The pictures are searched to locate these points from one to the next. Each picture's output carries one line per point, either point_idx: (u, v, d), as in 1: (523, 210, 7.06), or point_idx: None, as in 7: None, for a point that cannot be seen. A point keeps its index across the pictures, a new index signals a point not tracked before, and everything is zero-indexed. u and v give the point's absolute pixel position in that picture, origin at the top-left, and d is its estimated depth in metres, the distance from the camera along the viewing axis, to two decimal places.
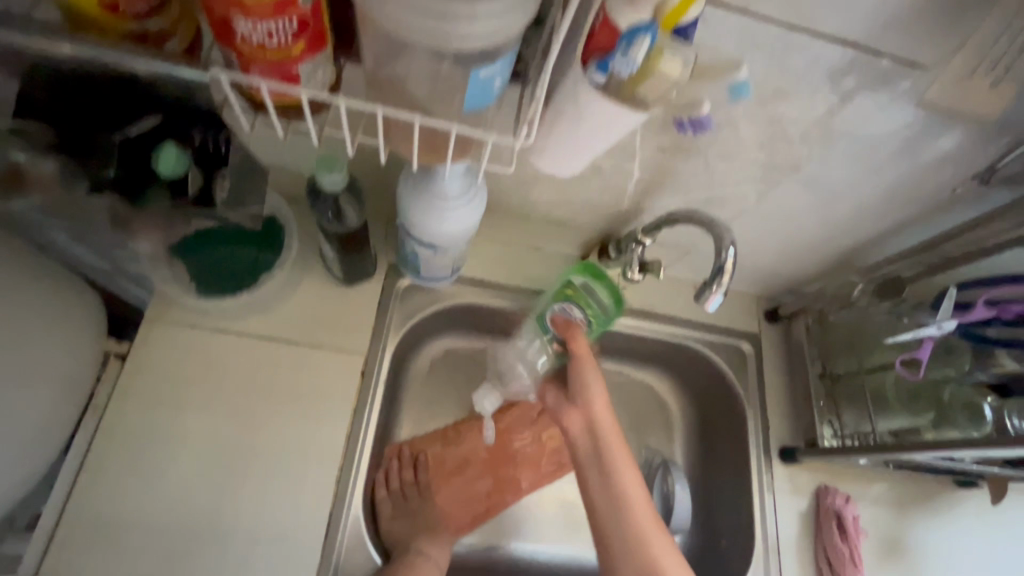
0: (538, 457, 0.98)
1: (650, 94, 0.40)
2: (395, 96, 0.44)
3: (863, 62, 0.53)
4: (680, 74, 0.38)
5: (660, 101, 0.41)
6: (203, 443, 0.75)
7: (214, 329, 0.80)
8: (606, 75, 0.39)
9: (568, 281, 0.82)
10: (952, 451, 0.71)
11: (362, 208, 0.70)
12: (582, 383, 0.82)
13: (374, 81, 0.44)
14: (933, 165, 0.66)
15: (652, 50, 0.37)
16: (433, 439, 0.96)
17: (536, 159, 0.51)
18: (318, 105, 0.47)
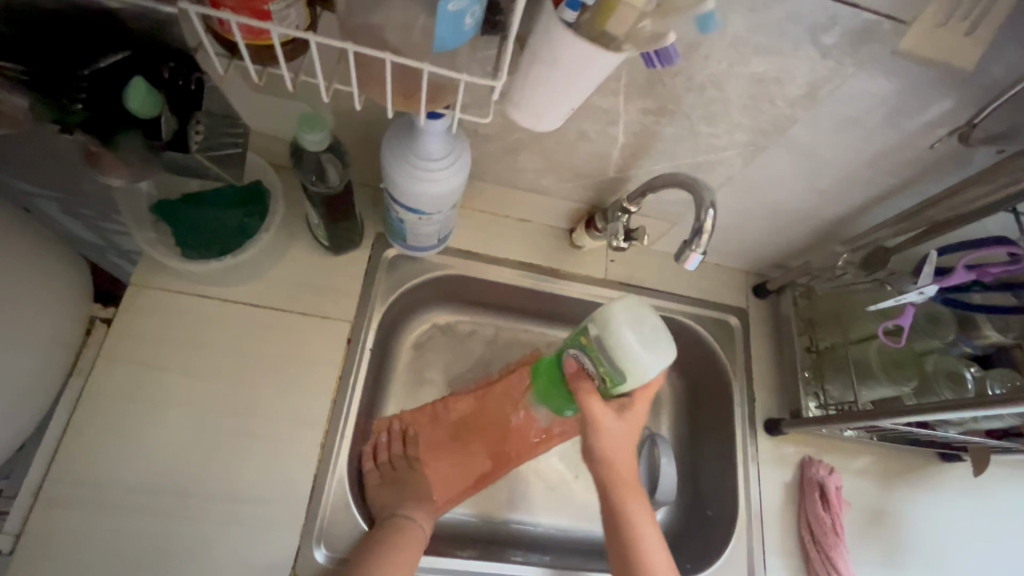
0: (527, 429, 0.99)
1: (621, 29, 0.40)
2: (369, 40, 0.44)
3: (844, 17, 0.52)
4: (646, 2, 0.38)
5: (633, 39, 0.41)
6: (189, 407, 0.76)
7: (200, 296, 0.80)
8: (577, 11, 0.39)
9: (583, 328, 0.69)
10: (931, 415, 0.71)
11: (345, 170, 0.69)
12: (598, 439, 0.72)
13: (348, 25, 0.44)
14: (915, 128, 0.66)
15: None
16: (423, 412, 0.96)
17: (516, 112, 0.51)
18: (294, 52, 0.47)
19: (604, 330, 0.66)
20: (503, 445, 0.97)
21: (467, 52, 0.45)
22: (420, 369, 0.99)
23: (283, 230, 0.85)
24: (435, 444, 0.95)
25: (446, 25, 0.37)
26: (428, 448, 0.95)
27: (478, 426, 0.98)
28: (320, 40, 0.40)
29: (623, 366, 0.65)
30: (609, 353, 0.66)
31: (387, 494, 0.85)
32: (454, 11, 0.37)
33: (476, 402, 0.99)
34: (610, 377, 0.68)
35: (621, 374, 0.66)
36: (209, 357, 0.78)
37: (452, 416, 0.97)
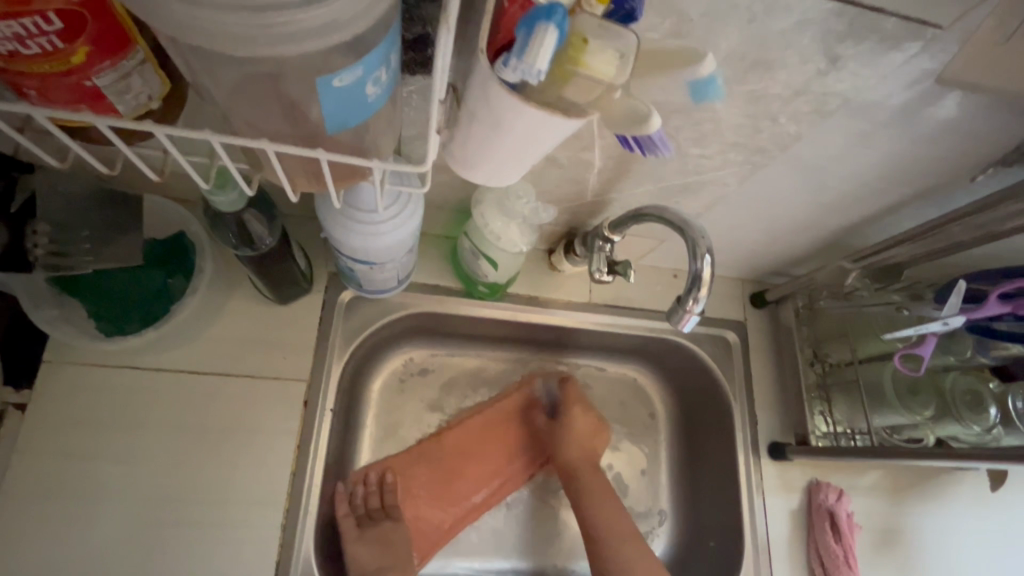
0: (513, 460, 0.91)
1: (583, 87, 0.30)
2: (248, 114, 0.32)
3: (867, 25, 0.42)
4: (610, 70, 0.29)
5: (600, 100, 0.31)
6: (127, 496, 0.66)
7: (127, 367, 0.70)
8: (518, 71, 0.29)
9: (465, 246, 0.72)
10: (970, 462, 0.65)
11: (274, 224, 0.59)
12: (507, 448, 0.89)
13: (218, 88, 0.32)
14: (939, 137, 0.56)
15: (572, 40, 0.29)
16: (403, 455, 0.87)
17: (463, 171, 0.41)
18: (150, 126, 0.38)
19: (471, 260, 0.73)
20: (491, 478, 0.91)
21: (385, 115, 0.33)
22: (394, 415, 0.88)
23: (219, 281, 0.74)
24: (423, 487, 0.87)
25: (339, 105, 0.28)
26: (411, 493, 0.86)
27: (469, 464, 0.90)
28: (171, 130, 0.31)
29: (499, 270, 0.71)
30: (482, 267, 0.72)
31: (370, 552, 0.77)
32: (346, 85, 0.27)
33: (462, 437, 0.90)
34: (498, 273, 0.72)
35: (502, 275, 0.73)
36: (143, 435, 0.68)
37: (439, 451, 0.89)
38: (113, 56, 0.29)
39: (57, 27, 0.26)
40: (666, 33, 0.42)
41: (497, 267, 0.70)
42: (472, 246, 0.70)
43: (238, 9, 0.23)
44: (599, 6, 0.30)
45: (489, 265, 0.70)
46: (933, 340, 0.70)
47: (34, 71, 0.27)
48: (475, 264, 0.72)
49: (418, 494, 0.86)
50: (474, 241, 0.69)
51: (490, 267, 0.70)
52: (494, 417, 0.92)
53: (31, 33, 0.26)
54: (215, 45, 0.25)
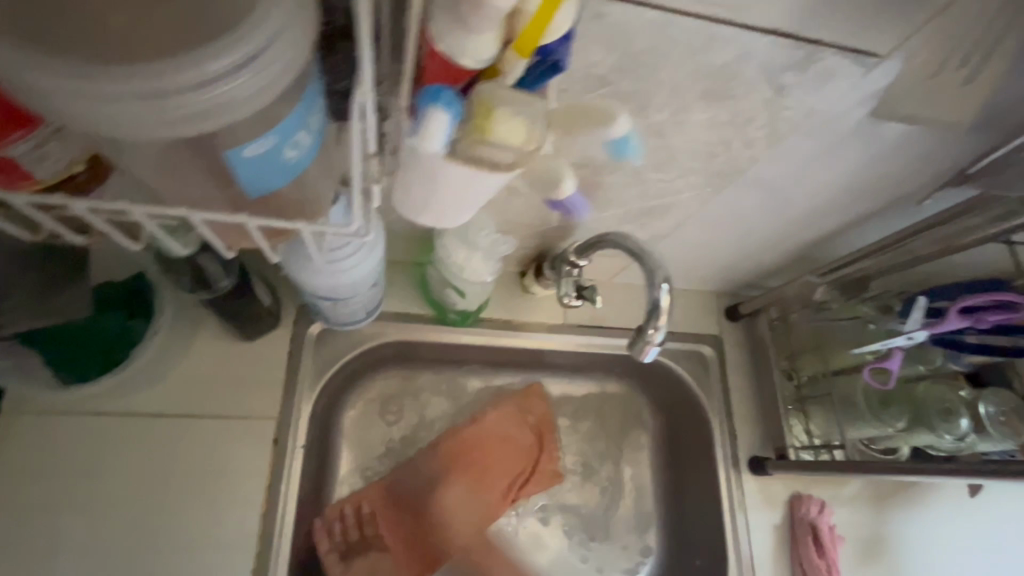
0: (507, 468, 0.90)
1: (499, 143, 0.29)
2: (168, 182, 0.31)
3: (807, 55, 0.42)
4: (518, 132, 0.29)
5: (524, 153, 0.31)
6: (90, 549, 0.64)
7: (89, 414, 0.68)
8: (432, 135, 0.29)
9: (432, 277, 0.71)
10: (942, 475, 0.65)
11: (231, 265, 0.58)
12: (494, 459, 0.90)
13: None
14: (893, 155, 0.57)
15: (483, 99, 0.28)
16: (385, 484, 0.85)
17: (408, 215, 0.40)
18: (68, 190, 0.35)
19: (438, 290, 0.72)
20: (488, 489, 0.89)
21: (319, 173, 0.33)
22: (371, 446, 0.87)
23: (182, 320, 0.73)
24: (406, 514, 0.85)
25: (258, 174, 0.27)
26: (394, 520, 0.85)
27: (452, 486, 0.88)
28: (90, 203, 0.30)
29: (467, 300, 0.71)
30: (449, 298, 0.71)
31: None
32: (260, 155, 0.26)
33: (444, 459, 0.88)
34: (466, 303, 0.72)
35: (470, 304, 0.72)
36: (106, 484, 0.66)
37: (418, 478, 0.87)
38: (24, 127, 0.27)
39: None
40: (610, 68, 0.42)
41: (465, 297, 0.70)
42: (439, 277, 0.70)
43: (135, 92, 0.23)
44: (522, 59, 0.28)
45: (457, 295, 0.70)
46: (902, 355, 0.71)
47: None
48: (443, 294, 0.72)
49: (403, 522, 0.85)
50: (440, 272, 0.68)
51: (458, 296, 0.70)
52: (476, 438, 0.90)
53: None
54: (118, 129, 0.24)
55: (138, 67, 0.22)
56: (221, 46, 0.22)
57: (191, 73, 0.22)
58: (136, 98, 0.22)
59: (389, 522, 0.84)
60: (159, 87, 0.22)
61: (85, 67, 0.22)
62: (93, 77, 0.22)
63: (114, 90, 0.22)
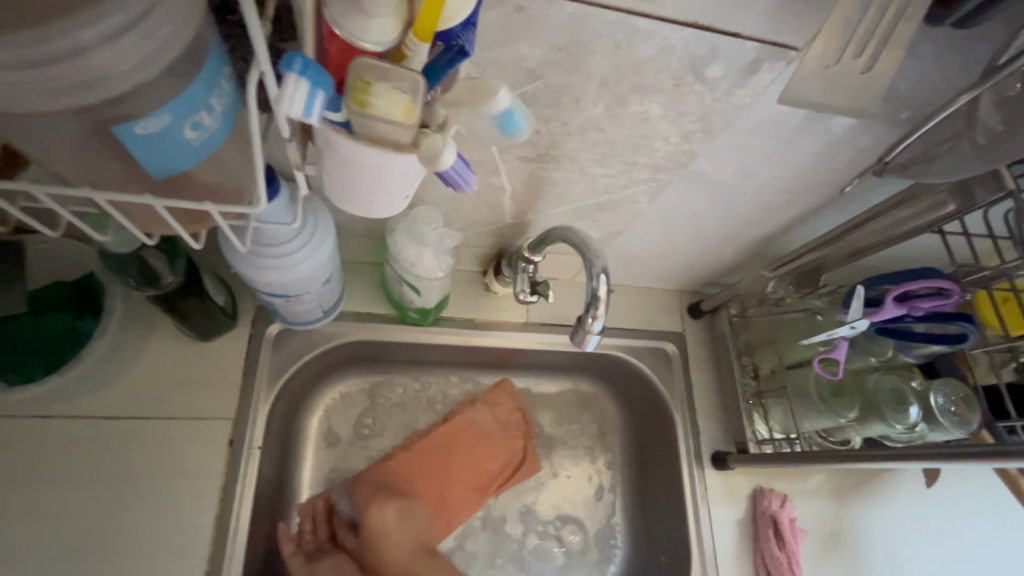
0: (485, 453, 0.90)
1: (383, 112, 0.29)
2: None
3: (727, 48, 0.43)
4: (398, 111, 0.29)
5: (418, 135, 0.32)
6: (37, 556, 0.63)
7: (38, 416, 0.67)
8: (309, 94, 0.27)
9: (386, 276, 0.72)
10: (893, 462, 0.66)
11: (176, 262, 0.57)
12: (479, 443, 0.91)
13: None
14: (832, 150, 0.58)
15: (357, 81, 0.29)
16: (359, 483, 0.84)
17: (339, 205, 0.40)
18: None
19: (395, 289, 0.73)
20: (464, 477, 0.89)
21: (231, 156, 0.33)
22: (334, 448, 0.86)
23: (135, 322, 0.72)
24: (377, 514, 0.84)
25: (152, 150, 0.27)
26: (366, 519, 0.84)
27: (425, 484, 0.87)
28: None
29: (422, 297, 0.71)
30: (406, 296, 0.72)
31: None
32: (155, 133, 0.27)
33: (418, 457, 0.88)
34: (424, 301, 0.72)
35: (428, 301, 0.73)
36: (54, 487, 0.65)
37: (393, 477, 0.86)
38: None
39: None
40: (538, 61, 0.43)
41: (420, 295, 0.71)
42: (394, 277, 0.70)
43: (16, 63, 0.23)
44: (423, 44, 0.29)
45: (411, 292, 0.70)
46: (845, 344, 0.71)
47: None
48: (399, 292, 0.72)
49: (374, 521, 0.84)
50: (395, 271, 0.68)
51: (414, 293, 0.70)
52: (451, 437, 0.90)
53: None
54: (0, 100, 0.24)
55: (16, 37, 0.22)
56: (99, 17, 0.23)
57: (69, 43, 0.23)
58: (12, 67, 0.23)
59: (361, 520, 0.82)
60: (36, 56, 0.22)
61: None
62: None
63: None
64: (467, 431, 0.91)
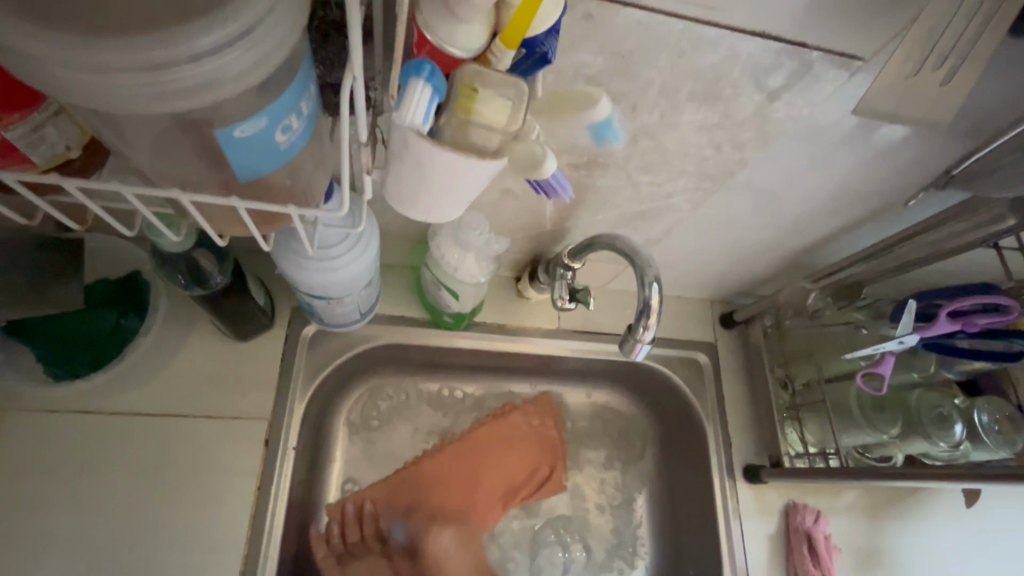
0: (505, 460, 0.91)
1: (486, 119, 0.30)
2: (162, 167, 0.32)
3: (792, 57, 0.43)
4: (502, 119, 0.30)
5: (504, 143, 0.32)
6: (79, 550, 0.64)
7: (81, 411, 0.68)
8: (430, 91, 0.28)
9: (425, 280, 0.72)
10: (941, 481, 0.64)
11: (224, 262, 0.58)
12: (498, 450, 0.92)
13: None
14: (886, 162, 0.57)
15: (466, 87, 0.30)
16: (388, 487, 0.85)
17: (401, 210, 0.40)
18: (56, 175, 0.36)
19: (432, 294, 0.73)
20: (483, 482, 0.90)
21: (308, 156, 0.33)
22: (363, 451, 0.86)
23: (176, 320, 0.73)
24: (404, 515, 0.86)
25: (248, 155, 0.28)
26: (395, 519, 0.86)
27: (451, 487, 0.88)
28: (82, 182, 0.29)
29: (461, 302, 0.71)
30: (444, 301, 0.72)
31: None
32: (250, 136, 0.27)
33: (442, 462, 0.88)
34: (462, 306, 0.72)
35: (466, 306, 0.73)
36: (95, 483, 0.66)
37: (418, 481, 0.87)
38: (20, 109, 0.28)
39: None
40: (601, 68, 0.43)
41: (459, 300, 0.71)
42: (433, 281, 0.70)
43: (128, 66, 0.23)
44: (509, 50, 0.29)
45: (450, 297, 0.70)
46: (891, 358, 0.69)
47: None
48: (437, 296, 0.72)
49: (401, 521, 0.86)
50: (435, 276, 0.68)
51: (452, 298, 0.70)
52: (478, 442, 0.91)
53: None
54: (107, 100, 0.24)
55: (130, 41, 0.23)
56: (209, 22, 0.23)
57: (180, 48, 0.23)
58: (125, 70, 0.23)
59: (386, 522, 0.85)
60: (149, 58, 0.23)
61: (79, 38, 0.23)
62: (88, 49, 0.22)
63: (108, 63, 0.23)
64: (490, 438, 0.92)
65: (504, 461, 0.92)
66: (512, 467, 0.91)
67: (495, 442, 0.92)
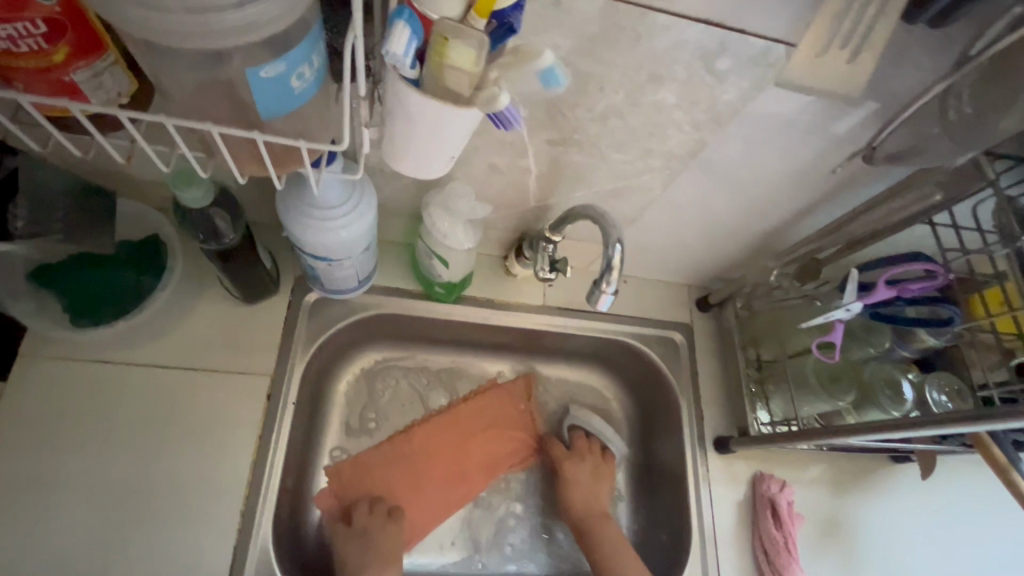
0: (501, 432, 0.96)
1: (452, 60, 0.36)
2: (198, 111, 0.39)
3: (734, 43, 0.50)
4: (462, 58, 0.36)
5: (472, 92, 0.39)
6: (95, 486, 0.70)
7: (102, 361, 0.74)
8: (405, 28, 0.35)
9: (418, 250, 0.78)
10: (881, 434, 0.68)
11: (238, 221, 0.65)
12: (491, 421, 0.97)
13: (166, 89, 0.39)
14: (832, 146, 0.64)
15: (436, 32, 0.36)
16: (381, 451, 0.90)
17: (395, 163, 0.47)
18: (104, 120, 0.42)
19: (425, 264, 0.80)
20: (480, 451, 0.95)
21: (316, 105, 0.40)
22: (357, 414, 0.92)
23: (189, 282, 0.79)
24: (398, 477, 0.90)
25: (268, 95, 0.34)
26: (389, 480, 0.90)
27: (442, 454, 0.93)
28: (134, 114, 0.36)
29: (451, 271, 0.78)
30: (436, 270, 0.78)
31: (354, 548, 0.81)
32: (273, 77, 0.34)
33: (437, 432, 0.94)
34: (453, 274, 0.79)
35: (456, 275, 0.79)
36: (110, 426, 0.72)
37: (413, 448, 0.92)
38: (88, 57, 0.35)
39: (44, 30, 0.32)
40: (570, 49, 0.50)
41: (450, 269, 0.77)
42: (425, 252, 0.77)
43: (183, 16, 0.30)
44: (481, 19, 0.36)
45: (440, 265, 0.77)
46: (841, 327, 0.76)
47: (20, 67, 0.33)
48: (429, 265, 0.79)
49: (395, 483, 0.90)
50: (428, 246, 0.75)
51: (442, 266, 0.76)
52: (470, 416, 0.96)
53: (21, 32, 0.31)
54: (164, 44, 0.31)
55: None
56: None
57: None
58: None
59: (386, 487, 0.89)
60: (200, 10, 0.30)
61: None
62: None
63: None
64: (484, 410, 0.97)
65: (499, 432, 0.96)
66: (504, 438, 0.96)
67: (490, 414, 0.97)
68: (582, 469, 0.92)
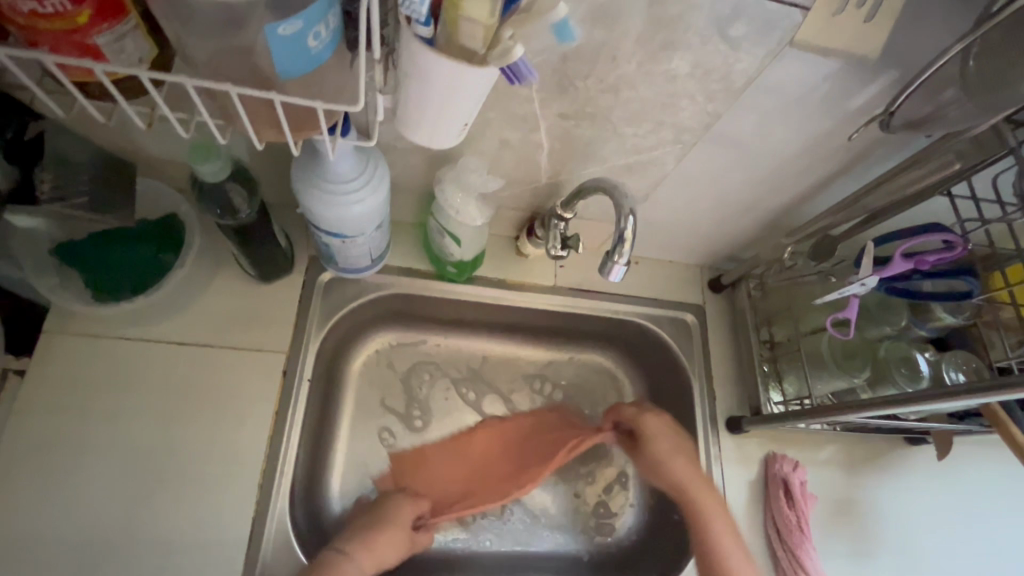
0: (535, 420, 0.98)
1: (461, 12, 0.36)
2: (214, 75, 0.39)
3: (748, 7, 0.49)
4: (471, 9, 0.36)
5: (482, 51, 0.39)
6: (120, 456, 0.72)
7: (123, 337, 0.76)
8: None
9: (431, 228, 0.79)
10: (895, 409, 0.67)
11: (253, 198, 0.66)
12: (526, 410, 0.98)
13: (184, 53, 0.39)
14: (850, 116, 0.63)
15: None
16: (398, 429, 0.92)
17: (409, 132, 0.48)
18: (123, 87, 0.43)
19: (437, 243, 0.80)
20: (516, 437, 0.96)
21: (330, 69, 0.41)
22: (371, 392, 0.93)
23: (207, 259, 0.81)
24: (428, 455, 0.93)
25: (284, 52, 0.35)
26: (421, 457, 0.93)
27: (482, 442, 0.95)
28: (154, 74, 0.36)
29: (463, 249, 0.78)
30: (448, 248, 0.79)
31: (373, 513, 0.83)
32: (290, 34, 0.34)
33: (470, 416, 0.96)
34: (465, 253, 0.79)
35: (469, 253, 0.80)
36: (132, 398, 0.74)
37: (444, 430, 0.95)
38: (110, 20, 0.35)
39: None
40: (582, 16, 0.50)
41: (462, 248, 0.78)
42: (438, 231, 0.77)
43: None
44: None
45: (452, 243, 0.78)
46: (857, 303, 0.75)
47: (46, 28, 0.34)
48: (441, 244, 0.79)
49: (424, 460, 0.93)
50: (441, 224, 0.75)
51: (455, 243, 0.77)
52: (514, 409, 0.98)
53: None
54: None
55: None
56: None
57: None
58: None
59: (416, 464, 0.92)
60: None
61: None
62: None
63: None
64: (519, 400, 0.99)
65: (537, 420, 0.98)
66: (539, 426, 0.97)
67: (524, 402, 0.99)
68: (658, 437, 0.86)
